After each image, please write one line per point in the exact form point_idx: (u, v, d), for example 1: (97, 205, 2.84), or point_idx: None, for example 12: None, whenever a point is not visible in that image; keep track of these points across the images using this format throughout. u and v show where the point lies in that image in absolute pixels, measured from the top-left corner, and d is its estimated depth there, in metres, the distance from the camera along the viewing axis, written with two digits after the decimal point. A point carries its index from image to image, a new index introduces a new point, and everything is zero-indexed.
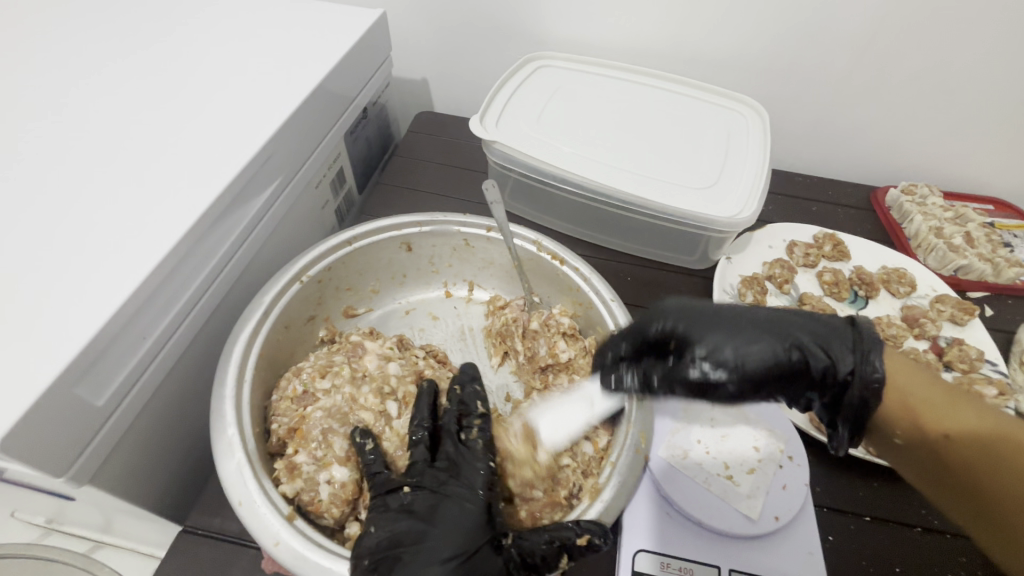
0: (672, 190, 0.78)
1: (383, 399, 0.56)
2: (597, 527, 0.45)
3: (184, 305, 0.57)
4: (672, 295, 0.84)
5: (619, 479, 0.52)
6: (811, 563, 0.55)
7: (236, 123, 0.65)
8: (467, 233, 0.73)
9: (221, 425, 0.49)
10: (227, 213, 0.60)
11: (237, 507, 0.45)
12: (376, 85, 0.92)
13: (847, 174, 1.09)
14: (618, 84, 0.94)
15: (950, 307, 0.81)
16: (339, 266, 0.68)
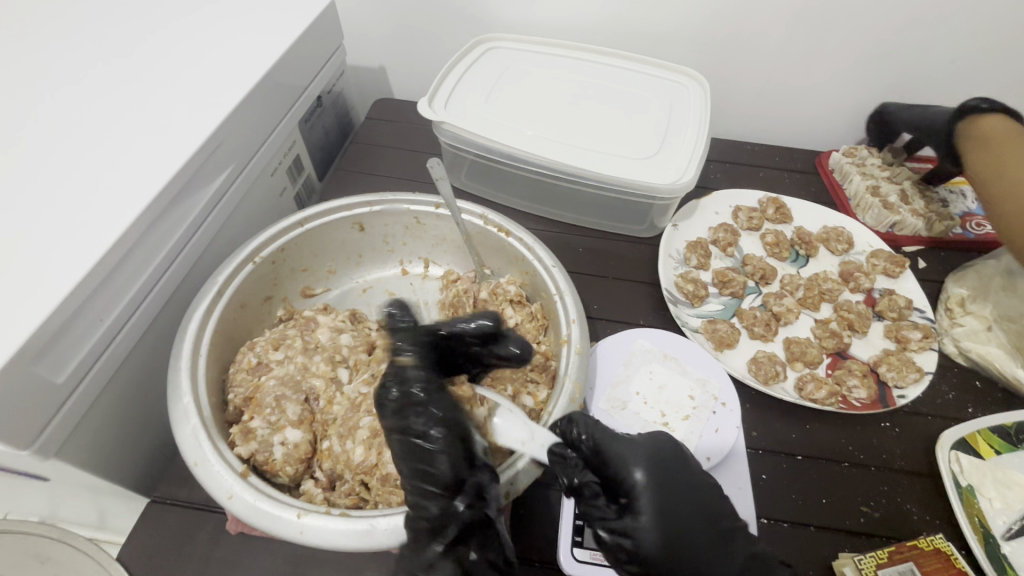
0: (615, 161, 0.81)
1: (334, 367, 0.60)
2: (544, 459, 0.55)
3: (139, 289, 0.59)
4: (622, 262, 0.87)
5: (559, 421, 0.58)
6: (738, 497, 0.63)
7: (186, 112, 0.67)
8: (417, 211, 0.76)
9: (177, 394, 0.52)
10: (177, 201, 0.63)
11: (193, 467, 0.49)
12: (329, 74, 0.94)
13: (794, 141, 1.12)
14: (565, 61, 0.97)
15: (882, 262, 0.85)
16: (292, 247, 0.71)
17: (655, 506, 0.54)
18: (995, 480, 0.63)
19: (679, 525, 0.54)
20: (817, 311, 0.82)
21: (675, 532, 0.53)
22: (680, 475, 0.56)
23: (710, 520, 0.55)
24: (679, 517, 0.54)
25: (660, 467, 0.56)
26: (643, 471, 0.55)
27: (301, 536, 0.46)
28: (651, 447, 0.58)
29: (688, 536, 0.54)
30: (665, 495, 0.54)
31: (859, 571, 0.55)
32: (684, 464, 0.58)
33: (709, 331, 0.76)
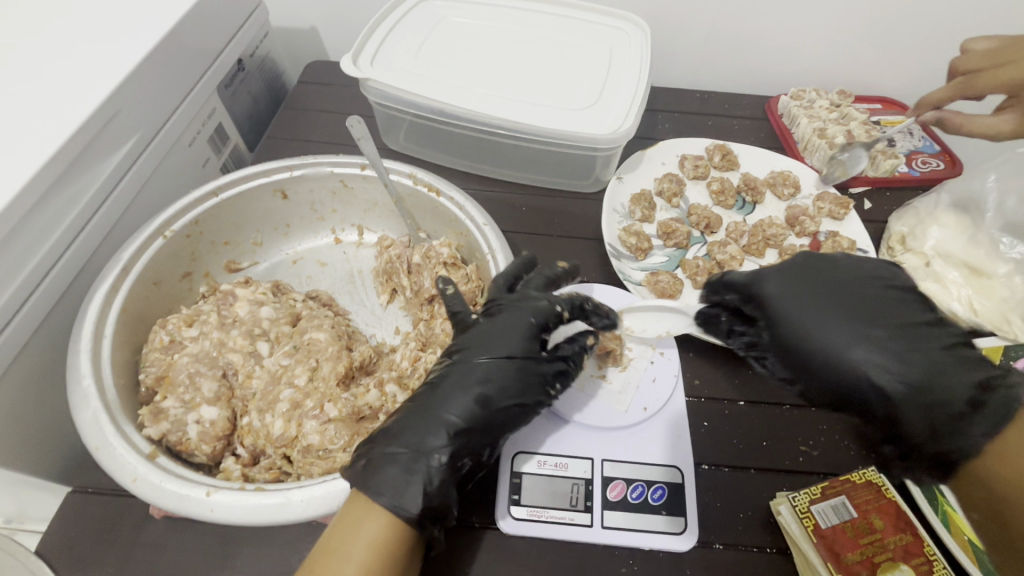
0: (553, 112, 0.78)
1: (253, 341, 0.58)
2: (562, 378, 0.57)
3: (33, 271, 0.55)
4: (567, 219, 0.85)
5: None
6: (677, 445, 0.61)
7: (72, 75, 0.61)
8: (342, 173, 0.72)
9: (76, 377, 0.49)
10: (71, 175, 0.58)
11: (93, 452, 0.46)
12: (249, 34, 0.88)
13: (745, 86, 1.09)
14: (500, 11, 0.92)
15: (828, 204, 0.84)
16: (208, 219, 0.67)
17: (785, 311, 0.52)
18: None
19: (808, 316, 0.51)
20: (761, 257, 0.81)
21: (841, 320, 0.50)
22: (862, 287, 0.53)
23: (869, 316, 0.50)
24: (807, 310, 0.52)
25: (837, 280, 0.53)
26: (774, 282, 0.55)
27: (211, 513, 0.44)
28: (787, 265, 0.56)
29: (833, 325, 0.50)
30: (835, 280, 0.53)
31: (795, 511, 0.54)
32: (825, 276, 0.54)
33: (652, 283, 0.75)
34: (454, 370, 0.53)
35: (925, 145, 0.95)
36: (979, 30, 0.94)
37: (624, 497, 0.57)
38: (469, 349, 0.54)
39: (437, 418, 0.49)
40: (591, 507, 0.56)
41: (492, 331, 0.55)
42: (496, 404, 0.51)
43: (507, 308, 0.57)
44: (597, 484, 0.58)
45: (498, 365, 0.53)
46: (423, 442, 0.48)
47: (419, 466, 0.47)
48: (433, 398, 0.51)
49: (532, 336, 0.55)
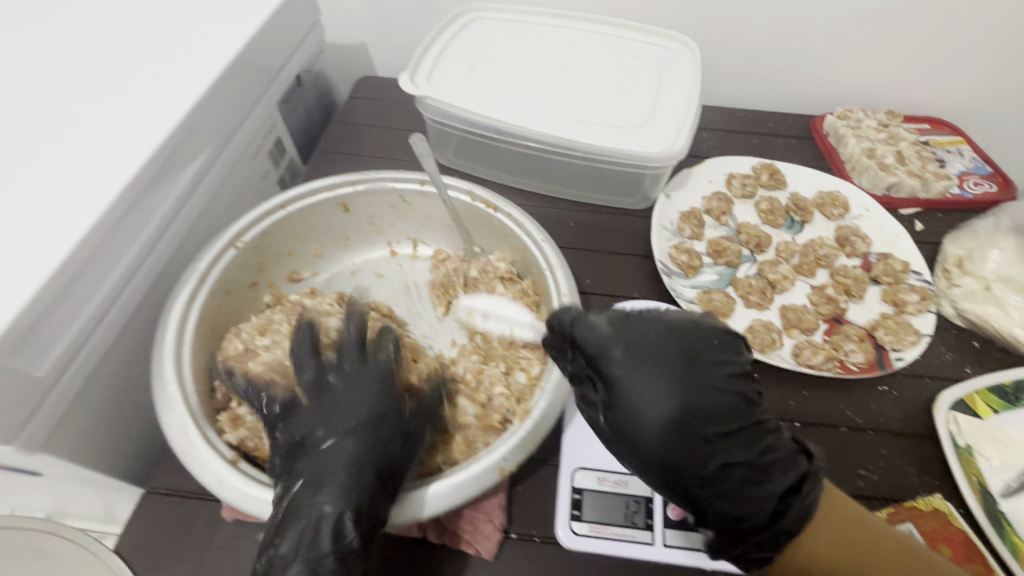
0: (605, 130, 0.79)
1: (323, 350, 0.59)
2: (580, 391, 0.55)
3: (116, 281, 0.58)
4: (615, 236, 0.85)
5: (549, 400, 0.55)
6: None
7: (154, 93, 0.64)
8: (402, 189, 0.74)
9: (161, 383, 0.52)
10: (151, 188, 0.61)
11: (180, 455, 0.48)
12: (307, 53, 0.91)
13: (789, 105, 1.09)
14: (549, 31, 0.94)
15: (896, 268, 0.79)
16: (275, 231, 0.70)
17: (625, 392, 0.50)
18: (993, 440, 0.63)
19: (636, 396, 0.49)
20: (813, 277, 0.81)
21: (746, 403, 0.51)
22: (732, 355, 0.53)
23: (688, 406, 0.49)
24: (643, 381, 0.50)
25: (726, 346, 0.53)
26: (620, 353, 0.51)
27: (294, 519, 0.46)
28: (654, 324, 0.53)
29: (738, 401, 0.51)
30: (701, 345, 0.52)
31: None
32: (682, 348, 0.51)
33: (704, 302, 0.76)
34: (319, 444, 0.49)
35: (977, 166, 0.94)
36: None
37: (686, 516, 0.57)
38: (318, 417, 0.51)
39: (320, 492, 0.46)
40: (652, 526, 0.56)
41: (343, 403, 0.51)
42: (363, 477, 0.47)
43: (348, 381, 0.53)
44: (658, 502, 0.58)
45: (348, 436, 0.49)
46: (302, 520, 0.45)
47: (312, 533, 0.44)
48: (313, 468, 0.48)
49: (383, 396, 0.52)
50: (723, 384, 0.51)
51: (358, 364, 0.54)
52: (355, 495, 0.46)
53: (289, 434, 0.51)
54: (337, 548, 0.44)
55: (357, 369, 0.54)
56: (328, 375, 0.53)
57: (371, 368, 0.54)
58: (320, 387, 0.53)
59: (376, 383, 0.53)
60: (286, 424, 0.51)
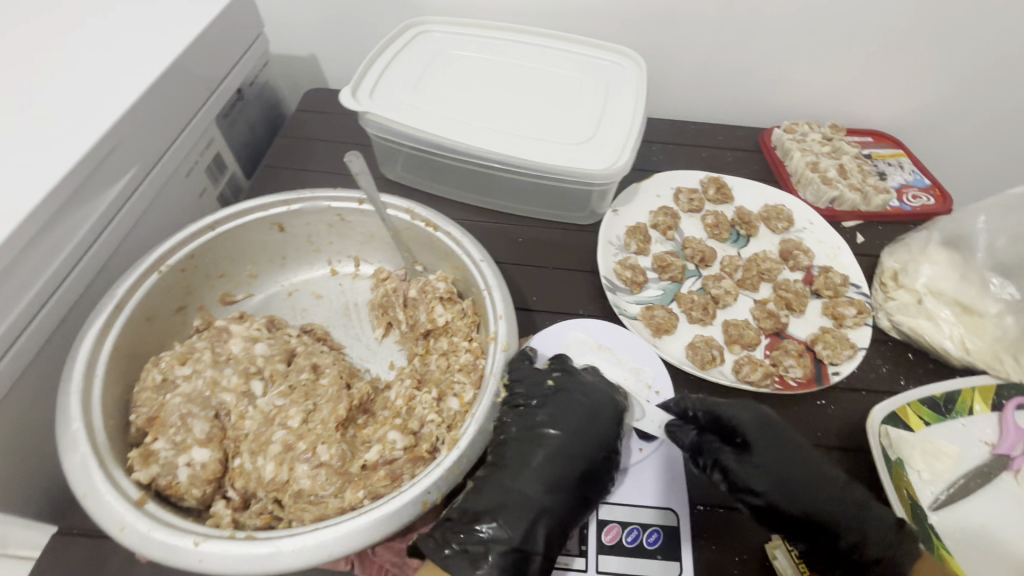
0: (550, 146, 0.78)
1: (248, 380, 0.58)
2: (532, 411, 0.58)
3: (24, 310, 0.54)
4: (562, 251, 0.85)
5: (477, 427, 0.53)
6: (674, 488, 0.60)
7: (74, 108, 0.61)
8: (339, 207, 0.73)
9: (65, 420, 0.49)
10: (67, 210, 0.58)
11: (81, 499, 0.45)
12: (251, 64, 0.88)
13: (739, 118, 1.11)
14: (498, 44, 0.93)
15: (835, 281, 0.80)
16: (204, 253, 0.68)
17: (772, 478, 0.55)
18: (924, 451, 0.64)
19: (773, 470, 0.55)
20: (755, 291, 0.81)
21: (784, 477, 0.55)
22: (782, 437, 0.57)
23: (773, 476, 0.55)
24: (773, 457, 0.56)
25: (750, 420, 0.58)
26: (755, 436, 0.57)
27: (200, 563, 0.44)
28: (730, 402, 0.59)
29: (772, 467, 0.56)
30: (742, 416, 0.58)
31: (791, 556, 0.55)
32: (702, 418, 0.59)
33: (647, 318, 0.76)
34: (536, 437, 0.56)
35: (916, 179, 0.97)
36: (966, 67, 0.97)
37: (619, 540, 0.57)
38: (538, 418, 0.58)
39: (526, 476, 0.54)
40: (586, 551, 0.56)
41: (582, 413, 0.58)
42: (572, 476, 0.54)
43: (571, 389, 0.60)
44: (592, 527, 0.58)
45: (571, 439, 0.57)
46: (499, 518, 0.51)
47: (523, 512, 0.51)
48: (524, 465, 0.55)
49: (613, 415, 0.59)
50: (769, 465, 0.56)
51: (569, 378, 0.61)
52: (569, 494, 0.54)
53: (518, 431, 0.58)
54: (547, 525, 0.51)
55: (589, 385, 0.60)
56: (539, 385, 0.60)
57: (604, 381, 0.62)
58: (540, 397, 0.59)
59: (611, 404, 0.59)
60: (515, 420, 0.58)
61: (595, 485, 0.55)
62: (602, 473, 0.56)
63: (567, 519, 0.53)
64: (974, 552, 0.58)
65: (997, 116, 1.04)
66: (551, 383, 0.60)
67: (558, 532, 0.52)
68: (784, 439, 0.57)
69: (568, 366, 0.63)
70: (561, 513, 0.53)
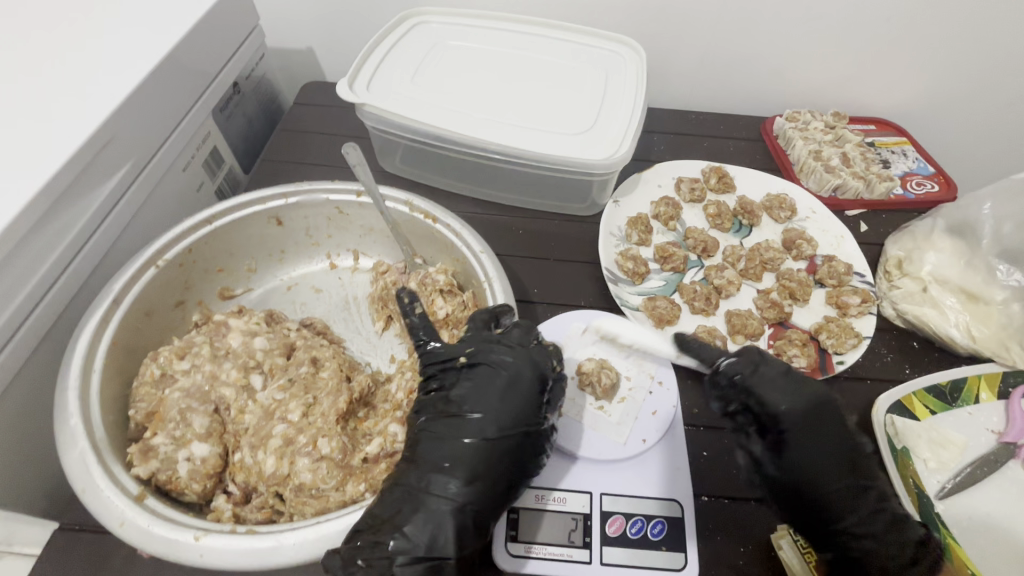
0: (549, 136, 0.77)
1: (247, 373, 0.58)
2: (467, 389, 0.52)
3: (20, 305, 0.54)
4: (563, 243, 0.84)
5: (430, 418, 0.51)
6: (678, 478, 0.60)
7: (66, 101, 0.60)
8: (337, 200, 0.73)
9: (64, 416, 0.49)
10: (62, 205, 0.57)
11: (80, 494, 0.45)
12: (246, 57, 0.87)
13: (740, 107, 1.09)
14: (496, 35, 0.92)
15: (840, 270, 0.79)
16: (201, 247, 0.68)
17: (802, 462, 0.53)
18: (930, 440, 0.63)
19: (807, 458, 0.53)
20: (759, 281, 0.81)
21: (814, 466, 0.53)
22: (829, 429, 0.54)
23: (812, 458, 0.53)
24: (807, 446, 0.53)
25: (799, 406, 0.55)
26: (793, 425, 0.54)
27: (200, 558, 0.43)
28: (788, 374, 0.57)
29: (811, 455, 0.53)
30: (793, 402, 0.55)
31: (797, 545, 0.54)
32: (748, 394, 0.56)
33: (650, 309, 0.75)
34: (451, 420, 0.50)
35: (920, 167, 0.96)
36: (971, 53, 0.95)
37: (623, 532, 0.56)
38: (449, 401, 0.51)
39: (433, 470, 0.47)
40: (590, 543, 0.55)
41: (495, 390, 0.51)
42: (484, 463, 0.48)
43: (488, 358, 0.53)
44: (596, 518, 0.57)
45: (483, 421, 0.50)
46: (404, 524, 0.45)
47: (436, 510, 0.45)
48: (437, 454, 0.48)
49: (531, 386, 0.52)
50: (807, 449, 0.53)
51: (489, 347, 0.55)
52: (484, 484, 0.47)
53: (429, 417, 0.51)
54: (458, 523, 0.45)
55: (508, 349, 0.54)
56: (454, 362, 0.55)
57: (525, 346, 0.55)
58: (455, 377, 0.54)
59: (532, 372, 0.53)
60: (427, 407, 0.53)
61: (511, 474, 0.48)
62: (524, 456, 0.49)
63: (489, 508, 0.47)
64: (982, 541, 0.57)
65: (1003, 102, 1.03)
66: (465, 358, 0.55)
67: (472, 529, 0.46)
68: (828, 426, 0.54)
69: (482, 335, 0.57)
70: (474, 506, 0.46)
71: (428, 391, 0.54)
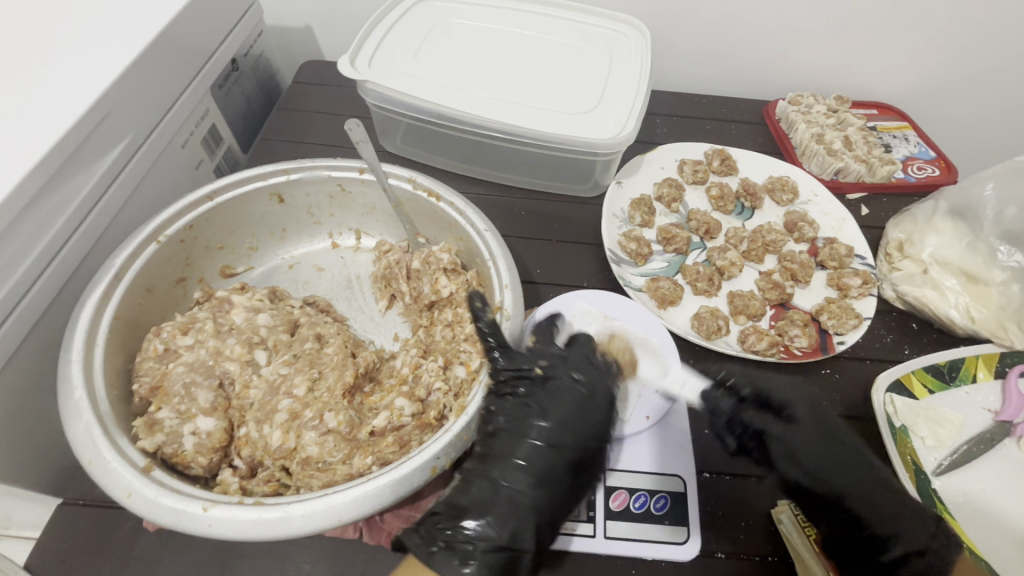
0: (553, 115, 0.77)
1: (251, 349, 0.58)
2: (537, 398, 0.55)
3: (20, 279, 0.53)
4: (565, 224, 0.84)
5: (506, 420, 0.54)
6: (681, 455, 0.61)
7: (61, 74, 0.59)
8: (340, 177, 0.73)
9: (68, 389, 0.49)
10: (60, 179, 0.56)
11: (86, 466, 0.46)
12: (244, 34, 0.86)
13: (742, 90, 1.09)
14: (498, 13, 0.91)
15: (840, 252, 0.79)
16: (203, 223, 0.67)
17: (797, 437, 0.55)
18: (927, 419, 0.64)
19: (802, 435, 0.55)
20: (761, 263, 0.81)
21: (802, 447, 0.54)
22: (809, 415, 0.57)
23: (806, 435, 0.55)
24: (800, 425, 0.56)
25: (773, 396, 0.58)
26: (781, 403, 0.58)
27: (209, 529, 0.44)
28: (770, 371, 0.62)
29: (799, 442, 0.55)
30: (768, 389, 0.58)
31: (796, 520, 0.55)
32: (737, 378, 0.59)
33: (652, 290, 0.75)
34: (527, 424, 0.53)
35: (921, 152, 0.96)
36: (976, 36, 0.95)
37: (627, 506, 0.57)
38: (528, 406, 0.54)
39: (509, 469, 0.51)
40: (594, 517, 0.56)
41: (572, 403, 0.54)
42: (562, 467, 0.51)
43: (566, 374, 0.56)
44: (600, 493, 0.58)
45: (562, 431, 0.53)
46: (486, 513, 0.48)
47: (518, 506, 0.49)
48: (515, 453, 0.51)
49: (605, 401, 0.56)
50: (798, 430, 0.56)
51: (563, 362, 0.57)
52: (563, 487, 0.51)
53: (506, 417, 0.54)
54: (538, 522, 0.49)
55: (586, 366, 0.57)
56: (528, 372, 0.55)
57: (594, 360, 0.58)
58: (529, 386, 0.55)
59: (604, 387, 0.56)
60: (501, 407, 0.54)
61: (586, 479, 0.52)
62: (597, 464, 0.53)
63: (562, 509, 0.50)
64: (974, 515, 0.59)
65: (1005, 85, 1.02)
66: (540, 370, 0.56)
67: (550, 528, 0.49)
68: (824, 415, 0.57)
69: (552, 348, 0.59)
70: (552, 508, 0.50)
71: (502, 394, 0.55)
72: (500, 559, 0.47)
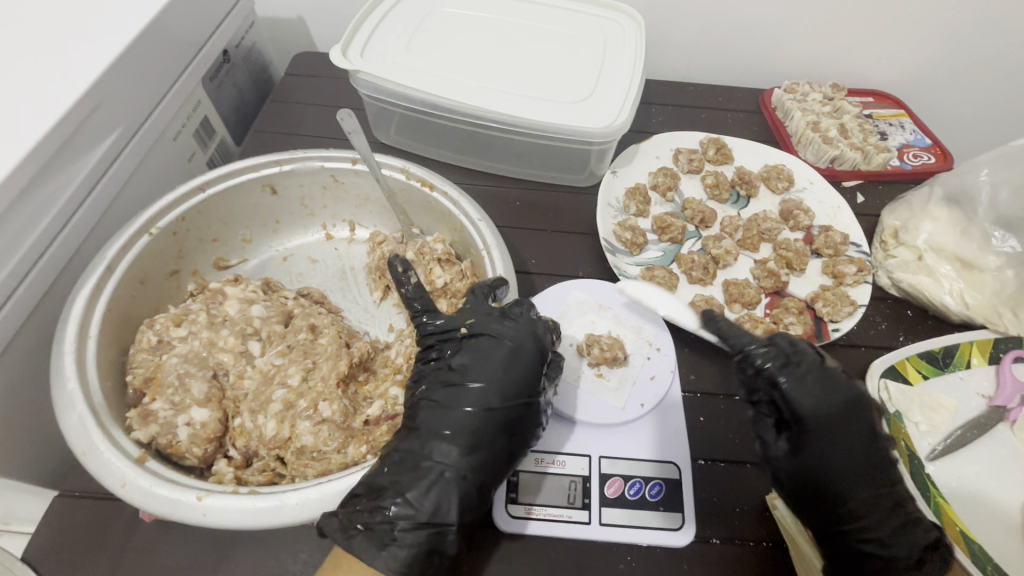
0: (547, 105, 0.76)
1: (245, 340, 0.58)
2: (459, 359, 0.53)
3: (13, 269, 0.53)
4: (560, 214, 0.83)
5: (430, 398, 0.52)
6: (676, 441, 0.61)
7: (47, 64, 0.58)
8: (333, 168, 0.72)
9: (60, 380, 0.49)
10: (49, 171, 0.55)
11: (80, 456, 0.46)
12: (236, 24, 0.85)
13: (738, 79, 1.08)
14: (492, 1, 0.90)
15: (834, 240, 0.79)
16: (195, 215, 0.67)
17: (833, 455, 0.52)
18: (922, 405, 0.64)
19: (841, 451, 0.52)
20: (756, 251, 0.81)
21: (835, 467, 0.52)
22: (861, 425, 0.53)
23: (851, 452, 0.53)
24: (841, 440, 0.53)
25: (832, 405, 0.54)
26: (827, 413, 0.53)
27: (204, 518, 0.44)
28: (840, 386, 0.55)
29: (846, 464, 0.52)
30: (818, 405, 0.54)
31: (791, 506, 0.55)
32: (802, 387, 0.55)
33: (648, 279, 0.75)
34: (454, 390, 0.51)
35: (917, 139, 0.95)
36: (973, 23, 0.94)
37: (622, 493, 0.57)
38: (451, 370, 0.53)
39: (436, 439, 0.49)
40: (589, 504, 0.56)
41: (497, 360, 0.52)
42: (489, 433, 0.49)
43: (491, 330, 0.54)
44: (595, 481, 0.58)
45: (487, 391, 0.51)
46: (407, 492, 0.47)
47: (440, 476, 0.47)
48: (438, 421, 0.50)
49: (532, 359, 0.53)
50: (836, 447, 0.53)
51: (489, 319, 0.55)
52: (491, 450, 0.49)
53: (430, 386, 0.53)
54: (461, 491, 0.47)
55: (509, 320, 0.54)
56: (454, 333, 0.56)
57: (524, 319, 0.55)
58: (455, 347, 0.55)
59: (532, 343, 0.54)
60: (427, 377, 0.54)
61: (513, 443, 0.50)
62: (523, 424, 0.51)
63: (493, 471, 0.49)
64: (965, 498, 0.59)
65: (1000, 72, 1.02)
66: (465, 330, 0.55)
67: (475, 495, 0.48)
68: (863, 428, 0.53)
69: (484, 306, 0.56)
70: (481, 470, 0.49)
71: (428, 360, 0.55)
72: (421, 536, 0.45)
